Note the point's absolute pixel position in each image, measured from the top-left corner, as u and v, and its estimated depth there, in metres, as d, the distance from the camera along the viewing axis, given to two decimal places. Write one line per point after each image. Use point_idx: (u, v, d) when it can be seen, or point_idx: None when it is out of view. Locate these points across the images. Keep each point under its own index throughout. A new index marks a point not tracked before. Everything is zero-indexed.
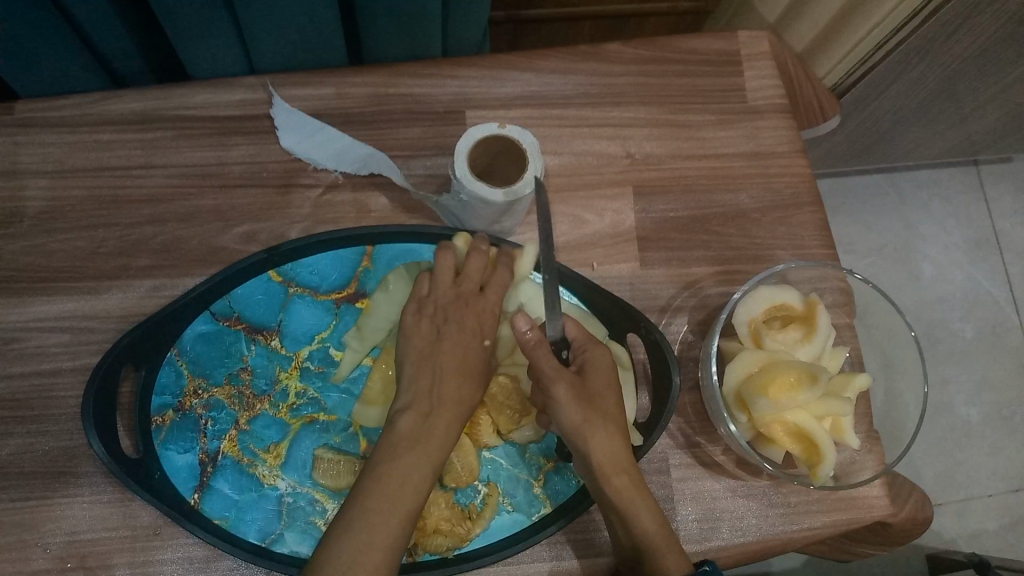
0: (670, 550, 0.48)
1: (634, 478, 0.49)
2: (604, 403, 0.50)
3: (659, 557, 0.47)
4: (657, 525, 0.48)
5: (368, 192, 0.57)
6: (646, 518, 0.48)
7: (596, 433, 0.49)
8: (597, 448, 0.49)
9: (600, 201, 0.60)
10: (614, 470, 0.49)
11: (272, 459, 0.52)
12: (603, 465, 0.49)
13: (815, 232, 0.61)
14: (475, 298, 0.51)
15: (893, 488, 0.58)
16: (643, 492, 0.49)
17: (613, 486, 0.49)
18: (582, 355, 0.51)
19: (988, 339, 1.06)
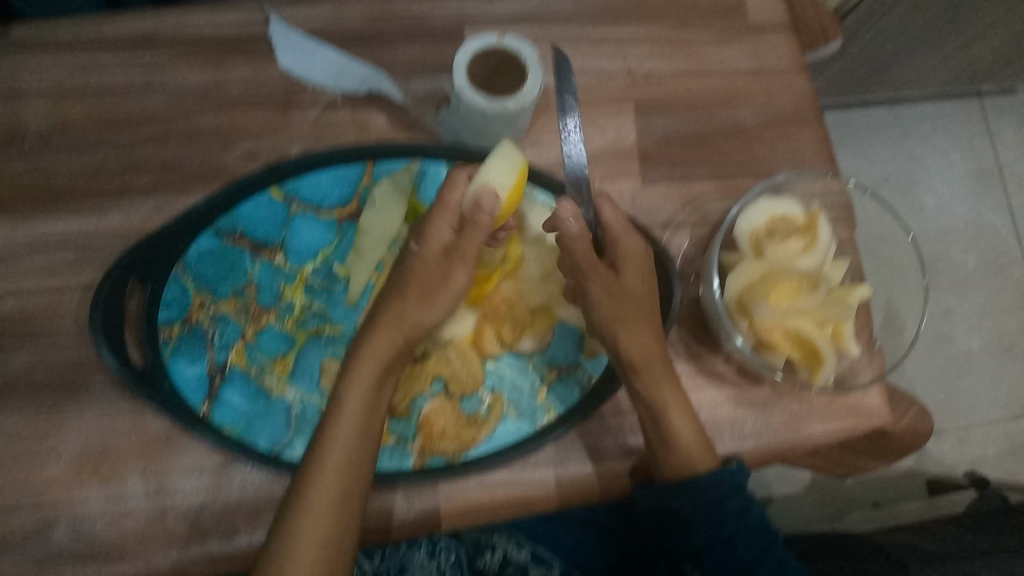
0: (694, 442, 0.51)
1: (663, 371, 0.51)
2: (635, 301, 0.51)
3: (683, 450, 0.51)
4: (681, 418, 0.51)
5: (367, 110, 0.57)
6: (673, 413, 0.51)
7: (625, 331, 0.50)
8: (631, 346, 0.50)
9: (602, 118, 0.60)
10: (643, 367, 0.51)
11: (280, 370, 0.53)
12: (635, 363, 0.51)
13: (816, 147, 0.61)
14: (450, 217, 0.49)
15: (891, 397, 0.59)
16: (673, 386, 0.52)
17: (642, 382, 0.51)
18: (616, 247, 0.51)
19: (990, 270, 1.06)
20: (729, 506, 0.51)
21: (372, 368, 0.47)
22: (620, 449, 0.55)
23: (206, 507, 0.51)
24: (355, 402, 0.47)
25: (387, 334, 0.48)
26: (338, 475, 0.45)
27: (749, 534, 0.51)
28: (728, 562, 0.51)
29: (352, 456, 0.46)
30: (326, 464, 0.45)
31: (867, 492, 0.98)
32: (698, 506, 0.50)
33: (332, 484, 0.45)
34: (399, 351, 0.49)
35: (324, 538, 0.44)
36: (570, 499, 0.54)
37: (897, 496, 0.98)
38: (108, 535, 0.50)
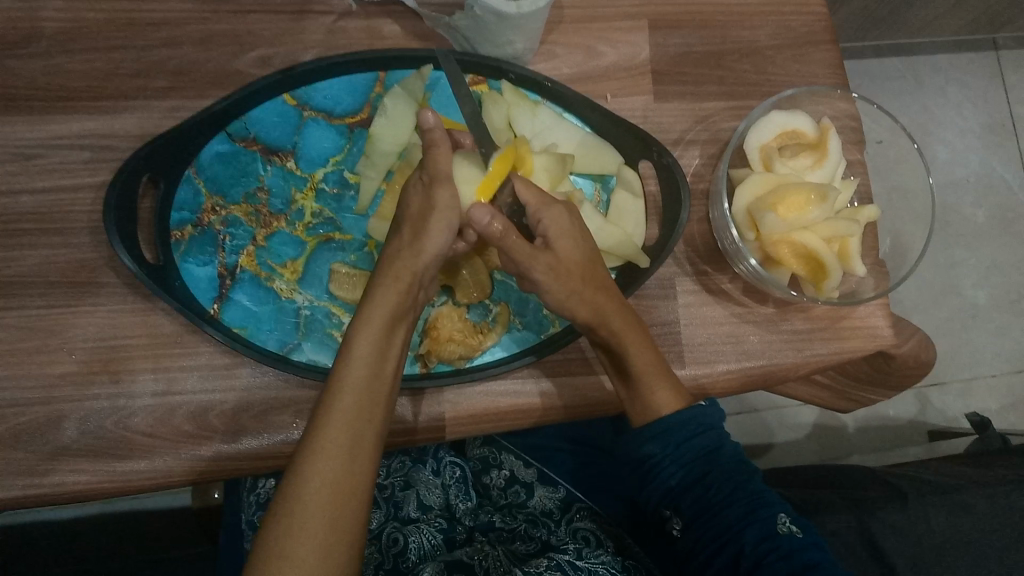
0: (666, 394, 0.49)
1: (625, 323, 0.49)
2: (577, 271, 0.48)
3: (648, 397, 0.49)
4: (651, 374, 0.49)
5: (381, 20, 0.58)
6: (642, 367, 0.49)
7: (580, 298, 0.48)
8: (579, 310, 0.48)
9: (615, 33, 0.60)
10: (602, 324, 0.48)
11: (290, 274, 0.54)
12: (588, 323, 0.48)
13: (829, 70, 0.62)
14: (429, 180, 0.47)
15: (897, 321, 0.59)
16: (641, 338, 0.49)
17: (604, 335, 0.49)
18: (541, 224, 0.47)
19: (999, 223, 1.06)
20: (698, 444, 0.48)
21: (383, 309, 0.44)
22: None
23: (213, 406, 0.51)
24: (368, 345, 0.43)
25: (397, 271, 0.45)
26: (349, 419, 0.41)
27: (727, 472, 0.47)
28: (704, 502, 0.46)
29: (364, 401, 0.42)
30: (336, 405, 0.41)
31: (866, 440, 0.98)
32: (667, 446, 0.48)
33: (346, 425, 0.41)
34: (408, 289, 0.45)
35: (338, 481, 0.39)
36: (576, 410, 0.54)
37: (896, 445, 0.99)
38: (115, 432, 0.51)
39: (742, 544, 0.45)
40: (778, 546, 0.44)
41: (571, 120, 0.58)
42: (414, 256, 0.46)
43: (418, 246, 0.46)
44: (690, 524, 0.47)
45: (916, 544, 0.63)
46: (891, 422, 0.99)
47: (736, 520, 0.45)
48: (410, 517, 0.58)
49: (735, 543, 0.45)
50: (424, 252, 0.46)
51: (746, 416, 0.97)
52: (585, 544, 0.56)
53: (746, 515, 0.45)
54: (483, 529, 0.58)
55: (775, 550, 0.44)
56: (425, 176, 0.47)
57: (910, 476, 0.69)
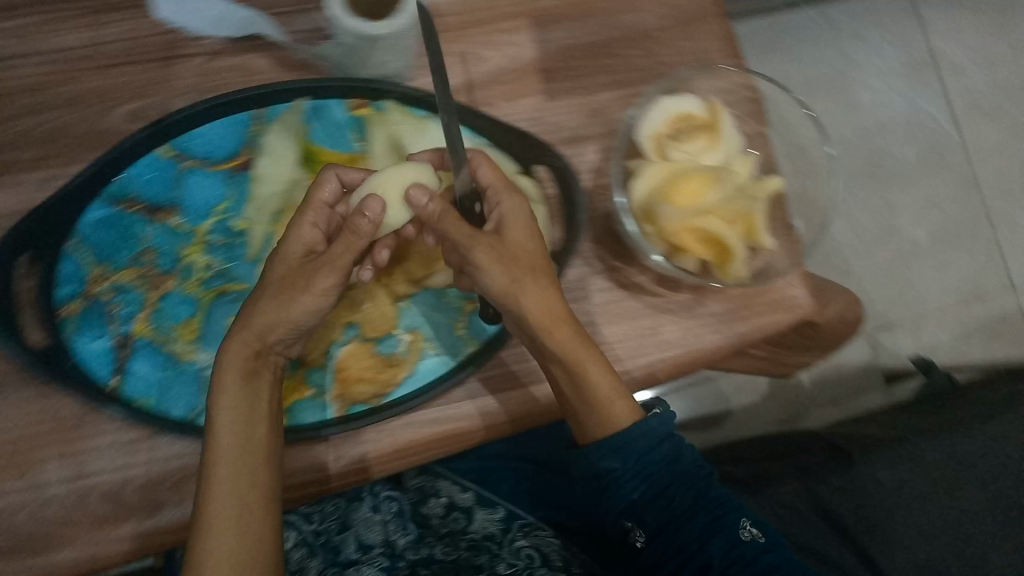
0: (616, 396, 0.48)
1: (572, 330, 0.47)
2: (523, 262, 0.46)
3: (604, 407, 0.48)
4: (603, 378, 0.47)
5: (250, 56, 0.55)
6: (595, 372, 0.47)
7: (527, 289, 0.46)
8: (529, 308, 0.46)
9: (497, 36, 0.58)
10: (547, 329, 0.46)
11: (188, 335, 0.52)
12: (540, 324, 0.46)
13: (719, 43, 0.60)
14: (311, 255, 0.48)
15: (819, 289, 0.58)
16: (586, 340, 0.47)
17: (553, 343, 0.46)
18: (496, 209, 0.48)
19: (931, 159, 1.05)
20: (660, 454, 0.49)
21: (232, 375, 0.45)
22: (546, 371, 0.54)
23: (129, 482, 0.50)
24: (229, 413, 0.44)
25: (241, 338, 0.45)
26: (231, 488, 0.42)
27: (686, 483, 0.49)
28: (668, 515, 0.48)
29: (240, 464, 0.43)
30: (213, 477, 0.42)
31: (824, 392, 0.98)
32: (626, 462, 0.48)
33: (227, 496, 0.42)
34: (259, 351, 0.46)
35: (235, 550, 0.41)
36: (503, 426, 0.53)
37: (856, 392, 0.98)
38: (29, 524, 0.49)
39: (709, 556, 0.46)
40: (744, 555, 0.46)
41: (462, 132, 0.55)
42: (271, 318, 0.45)
43: (280, 313, 0.45)
44: (655, 536, 0.49)
45: (873, 502, 0.63)
46: (846, 371, 0.99)
47: (700, 532, 0.47)
48: (350, 559, 0.58)
49: (703, 554, 0.47)
50: (294, 313, 0.45)
51: (700, 386, 0.97)
52: (531, 561, 0.57)
53: (710, 524, 0.47)
54: (426, 562, 0.58)
55: (739, 560, 0.46)
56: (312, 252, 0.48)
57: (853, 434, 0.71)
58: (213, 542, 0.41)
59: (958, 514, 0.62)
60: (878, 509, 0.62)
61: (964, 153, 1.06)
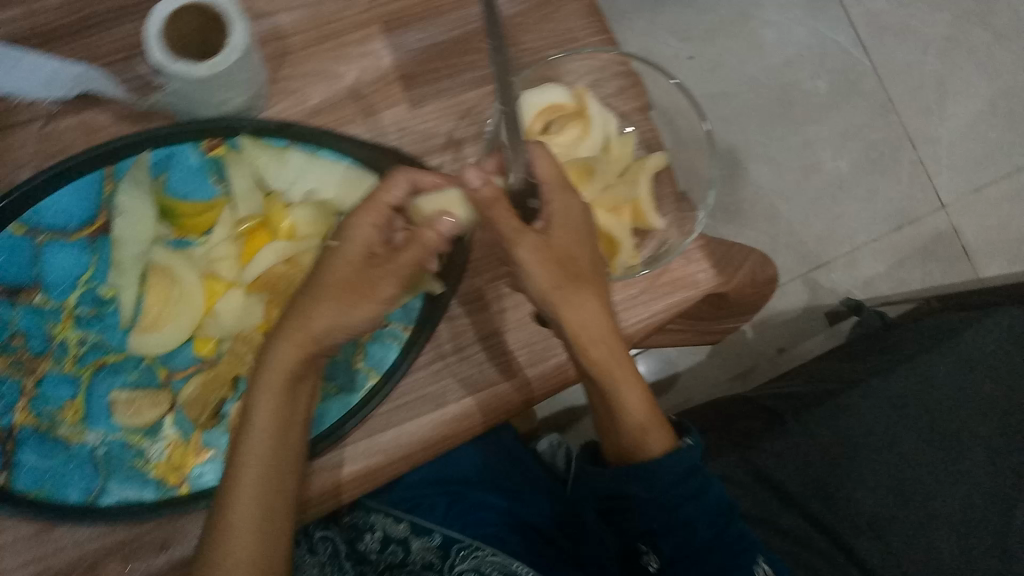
0: (644, 409, 0.50)
1: (611, 347, 0.48)
2: (571, 267, 0.46)
3: (630, 420, 0.50)
4: (632, 392, 0.49)
5: (91, 112, 0.52)
6: (626, 383, 0.49)
7: (569, 300, 0.46)
8: (572, 318, 0.46)
9: (348, 49, 0.54)
10: (591, 344, 0.47)
11: (72, 416, 0.49)
12: (580, 338, 0.47)
13: (583, 19, 0.57)
14: (359, 261, 0.45)
15: (722, 257, 0.56)
16: (623, 354, 0.48)
17: (589, 357, 0.48)
18: (547, 206, 0.46)
19: (844, 88, 1.04)
20: (684, 488, 0.50)
21: (269, 387, 0.45)
22: (458, 389, 0.52)
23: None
24: (267, 418, 0.45)
25: (298, 339, 0.45)
26: (255, 494, 0.44)
27: (709, 517, 0.51)
28: (687, 548, 0.52)
29: (267, 472, 0.44)
30: (240, 479, 0.45)
31: (768, 340, 0.98)
32: (646, 487, 0.50)
33: (247, 506, 0.44)
34: (309, 356, 0.46)
35: (254, 558, 0.44)
36: (417, 454, 0.51)
37: (798, 336, 0.98)
38: None
39: None
40: None
41: (325, 155, 0.51)
42: (311, 335, 0.45)
43: (308, 333, 0.45)
44: (670, 562, 0.52)
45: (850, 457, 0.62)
46: (787, 315, 0.98)
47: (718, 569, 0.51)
48: None
49: None
50: (317, 333, 0.45)
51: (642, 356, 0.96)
52: None
53: (728, 561, 0.51)
54: None
55: None
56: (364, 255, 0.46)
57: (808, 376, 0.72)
58: (230, 547, 0.44)
59: (897, 450, 0.62)
60: (811, 446, 0.63)
61: (876, 76, 1.04)
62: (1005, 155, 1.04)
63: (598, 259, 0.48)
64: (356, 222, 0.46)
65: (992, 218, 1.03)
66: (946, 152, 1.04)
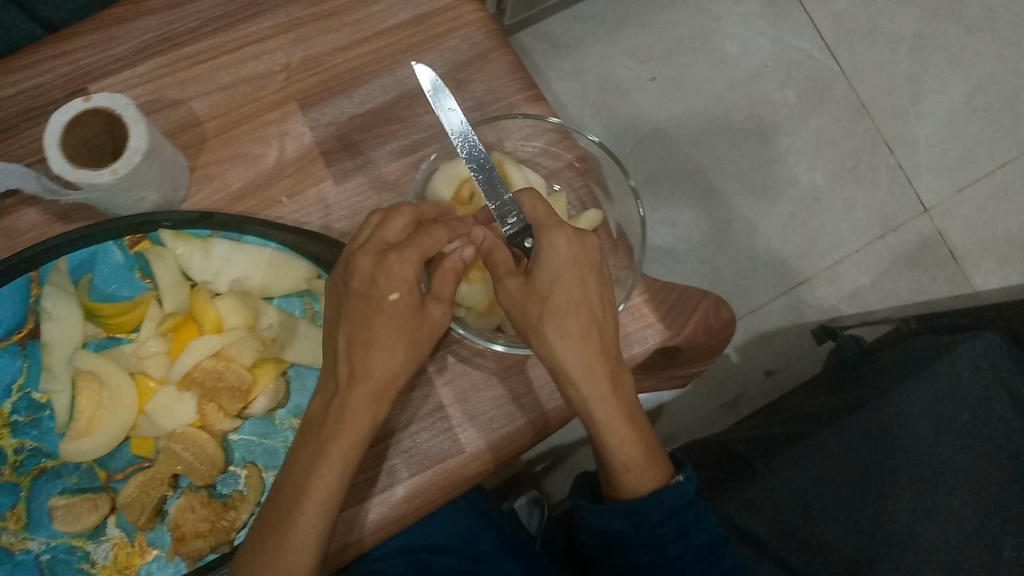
0: (634, 451, 0.48)
1: (603, 384, 0.47)
2: (555, 308, 0.46)
3: (620, 463, 0.48)
4: (625, 430, 0.47)
5: (15, 212, 0.53)
6: (615, 422, 0.47)
7: (553, 331, 0.46)
8: (551, 352, 0.46)
9: (266, 129, 0.55)
10: (574, 381, 0.47)
11: (14, 524, 0.47)
12: (561, 370, 0.47)
13: (509, 77, 0.57)
14: (407, 311, 0.46)
15: (670, 309, 0.55)
16: (614, 398, 0.47)
17: (573, 392, 0.47)
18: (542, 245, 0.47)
19: (814, 96, 1.02)
20: (676, 524, 0.49)
21: (350, 437, 0.44)
22: (407, 467, 0.51)
23: None
24: (334, 470, 0.44)
25: (366, 392, 0.45)
26: (304, 549, 0.43)
27: (695, 553, 0.50)
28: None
29: (321, 529, 0.43)
30: (293, 530, 0.43)
31: (755, 363, 0.96)
32: (637, 526, 0.49)
33: (297, 560, 0.43)
34: (379, 404, 0.45)
35: None
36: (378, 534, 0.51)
37: (786, 355, 0.96)
38: None
39: None
40: None
41: (248, 241, 0.50)
42: (379, 387, 0.45)
43: (362, 378, 0.45)
44: None
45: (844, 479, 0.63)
46: (774, 336, 0.97)
47: None
48: None
49: None
50: (371, 383, 0.45)
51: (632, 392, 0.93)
52: None
53: None
54: None
55: None
56: (400, 299, 0.46)
57: (786, 414, 0.71)
58: None
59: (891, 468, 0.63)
60: (784, 493, 0.63)
61: (846, 81, 1.02)
62: (987, 151, 1.01)
63: (604, 295, 0.48)
64: (394, 260, 0.46)
65: (979, 217, 1.00)
66: (926, 153, 1.01)
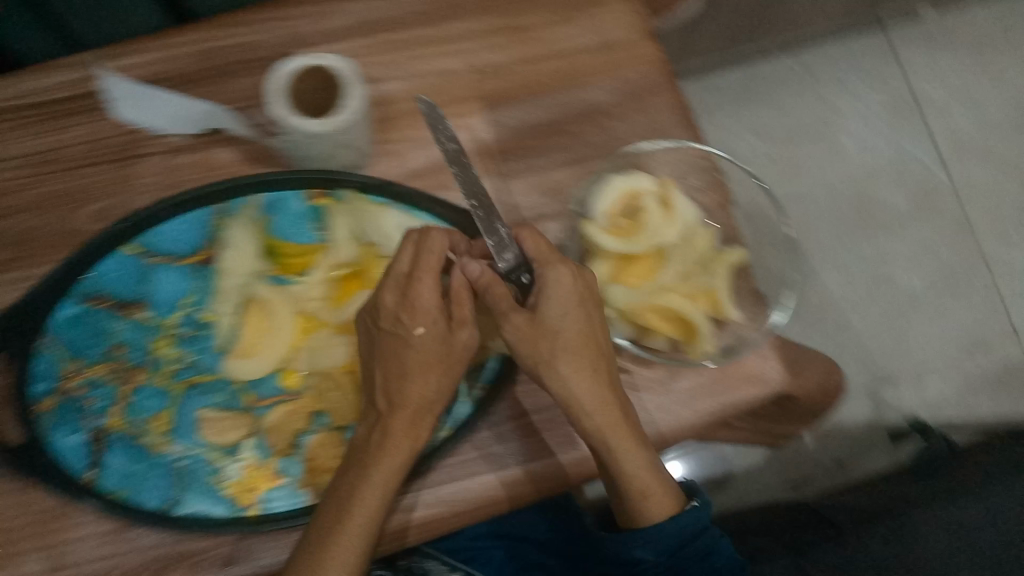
0: (648, 474, 0.50)
1: (609, 417, 0.49)
2: (557, 338, 0.49)
3: (635, 490, 0.50)
4: (637, 457, 0.49)
5: (212, 150, 0.57)
6: (627, 453, 0.49)
7: (563, 364, 0.49)
8: (559, 385, 0.49)
9: (450, 120, 0.59)
10: (588, 413, 0.49)
11: (161, 426, 0.53)
12: (566, 402, 0.49)
13: (676, 115, 0.60)
14: (440, 339, 0.49)
15: (796, 359, 0.57)
16: (623, 426, 0.49)
17: (585, 427, 0.49)
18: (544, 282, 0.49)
19: (921, 205, 1.05)
20: (694, 548, 0.51)
21: (397, 437, 0.48)
22: (519, 454, 0.54)
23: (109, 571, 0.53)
24: (384, 467, 0.48)
25: (409, 401, 0.49)
26: (359, 531, 0.47)
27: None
28: None
29: (371, 514, 0.47)
30: (351, 515, 0.47)
31: (827, 451, 0.97)
32: (660, 554, 0.50)
33: (352, 541, 0.47)
34: (424, 412, 0.49)
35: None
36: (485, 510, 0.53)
37: (859, 450, 0.96)
38: None
39: None
40: None
41: (423, 219, 0.55)
42: (419, 394, 0.49)
43: (404, 395, 0.49)
44: None
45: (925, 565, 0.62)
46: (850, 430, 0.97)
47: None
48: None
49: None
50: (410, 400, 0.49)
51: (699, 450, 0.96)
52: None
53: None
54: None
55: None
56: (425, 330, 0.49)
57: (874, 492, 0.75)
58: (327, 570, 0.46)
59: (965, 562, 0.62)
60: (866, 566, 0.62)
61: (956, 196, 1.05)
62: None
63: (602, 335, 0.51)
64: (415, 294, 0.49)
65: None
66: None
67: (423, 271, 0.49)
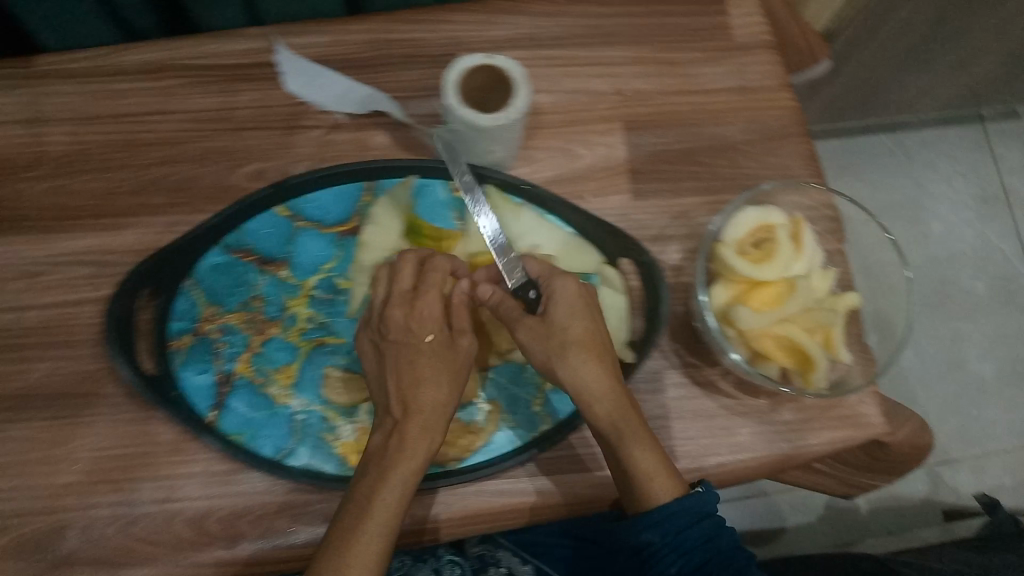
0: (656, 460, 0.49)
1: (615, 406, 0.50)
2: (563, 330, 0.51)
3: (645, 477, 0.49)
4: (646, 447, 0.49)
5: (369, 131, 0.61)
6: (635, 445, 0.49)
7: (572, 358, 0.50)
8: (572, 377, 0.50)
9: (592, 136, 0.62)
10: (594, 402, 0.50)
11: (284, 379, 0.55)
12: (582, 395, 0.50)
13: (804, 161, 0.63)
14: (443, 345, 0.51)
15: (891, 408, 0.59)
16: (633, 414, 0.50)
17: (602, 422, 0.50)
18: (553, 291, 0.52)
19: (1000, 294, 1.06)
20: (695, 530, 0.47)
21: (416, 421, 0.49)
22: None
23: (212, 511, 0.52)
24: (408, 445, 0.48)
25: (429, 382, 0.50)
26: (388, 508, 0.46)
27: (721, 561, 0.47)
28: None
29: (397, 489, 0.47)
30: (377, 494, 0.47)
31: (879, 520, 0.97)
32: (664, 533, 0.47)
33: (382, 518, 0.46)
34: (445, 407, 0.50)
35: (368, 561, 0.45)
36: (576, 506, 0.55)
37: (912, 525, 0.97)
38: (118, 538, 0.52)
39: None
40: None
41: (557, 224, 0.58)
42: (433, 385, 0.50)
43: (415, 384, 0.50)
44: None
45: None
46: (904, 504, 0.98)
47: None
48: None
49: None
50: (426, 404, 0.49)
51: (755, 500, 0.96)
52: None
53: None
54: None
55: None
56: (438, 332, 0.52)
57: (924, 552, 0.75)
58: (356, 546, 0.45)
59: None
60: None
61: None
62: None
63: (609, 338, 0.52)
64: (419, 303, 0.52)
65: None
66: None
67: (426, 286, 0.52)
